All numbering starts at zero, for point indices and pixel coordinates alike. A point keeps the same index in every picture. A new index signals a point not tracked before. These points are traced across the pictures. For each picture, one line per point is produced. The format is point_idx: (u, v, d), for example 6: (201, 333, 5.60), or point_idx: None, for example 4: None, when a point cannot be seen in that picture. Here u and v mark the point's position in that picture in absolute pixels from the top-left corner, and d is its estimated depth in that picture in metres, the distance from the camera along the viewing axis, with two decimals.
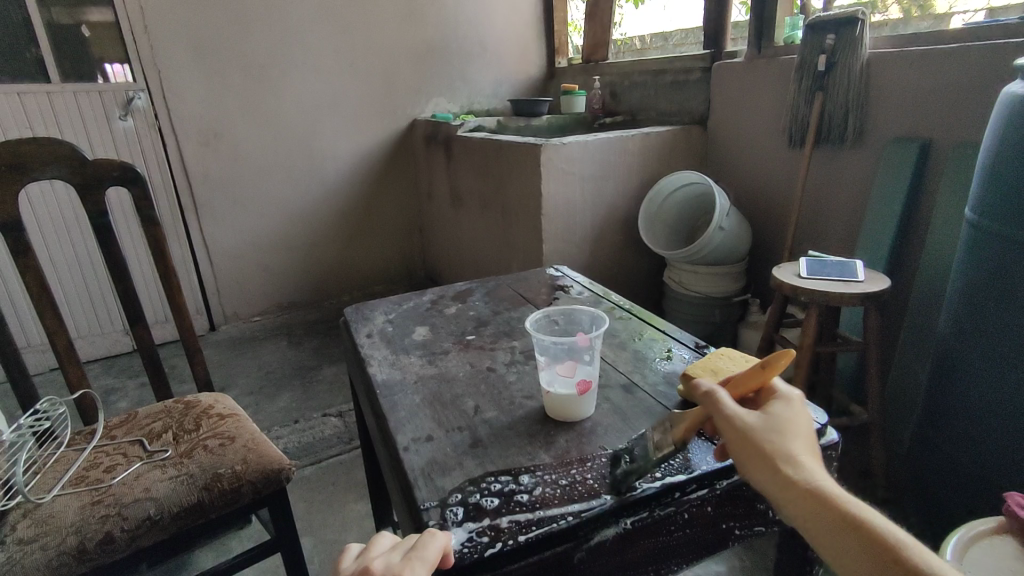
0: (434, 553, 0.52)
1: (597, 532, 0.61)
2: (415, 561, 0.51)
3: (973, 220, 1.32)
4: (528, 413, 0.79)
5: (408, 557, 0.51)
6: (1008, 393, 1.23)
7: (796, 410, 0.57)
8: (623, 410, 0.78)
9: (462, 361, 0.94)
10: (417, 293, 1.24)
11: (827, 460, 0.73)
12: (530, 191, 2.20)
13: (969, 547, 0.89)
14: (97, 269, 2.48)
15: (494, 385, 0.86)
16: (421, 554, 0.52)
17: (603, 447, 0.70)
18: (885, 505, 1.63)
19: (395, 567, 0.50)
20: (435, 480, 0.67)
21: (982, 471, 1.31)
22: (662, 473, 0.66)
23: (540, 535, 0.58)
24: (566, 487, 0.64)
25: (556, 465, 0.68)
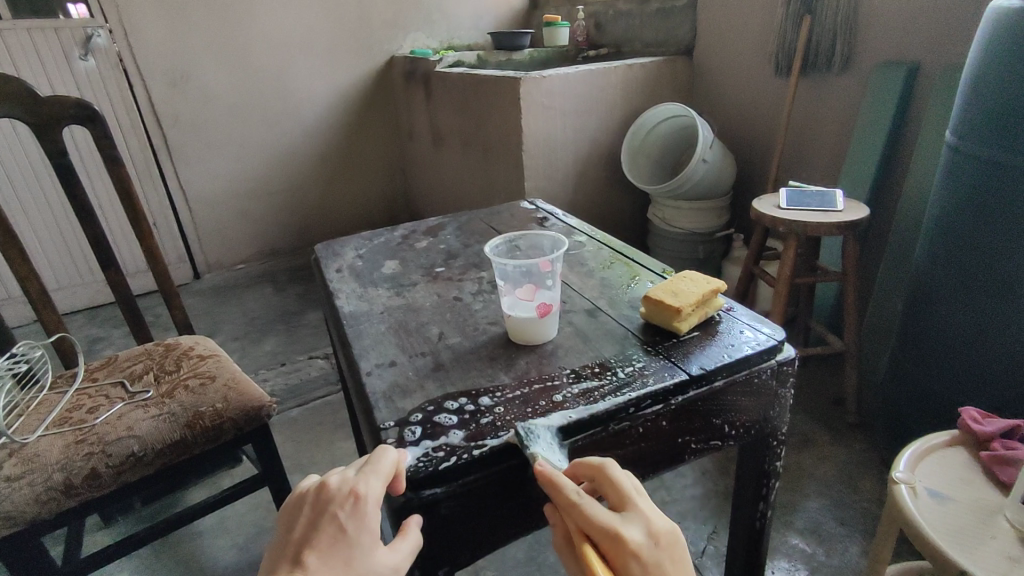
0: (388, 466, 0.54)
1: (552, 446, 0.62)
2: (369, 475, 0.53)
3: (952, 143, 1.30)
4: (491, 339, 0.79)
5: (362, 471, 0.53)
6: (980, 315, 1.25)
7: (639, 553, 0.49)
8: (585, 333, 0.79)
9: (429, 292, 0.94)
10: (388, 229, 1.23)
11: (783, 377, 0.74)
12: (510, 127, 2.15)
13: (924, 458, 0.93)
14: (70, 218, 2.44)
15: (460, 314, 0.87)
16: (375, 467, 0.54)
17: (562, 367, 0.72)
18: (856, 428, 1.69)
19: (350, 482, 0.53)
20: (395, 402, 0.68)
21: (952, 393, 1.35)
22: (618, 390, 0.67)
23: (495, 449, 0.59)
24: (523, 405, 0.66)
25: (515, 386, 0.69)
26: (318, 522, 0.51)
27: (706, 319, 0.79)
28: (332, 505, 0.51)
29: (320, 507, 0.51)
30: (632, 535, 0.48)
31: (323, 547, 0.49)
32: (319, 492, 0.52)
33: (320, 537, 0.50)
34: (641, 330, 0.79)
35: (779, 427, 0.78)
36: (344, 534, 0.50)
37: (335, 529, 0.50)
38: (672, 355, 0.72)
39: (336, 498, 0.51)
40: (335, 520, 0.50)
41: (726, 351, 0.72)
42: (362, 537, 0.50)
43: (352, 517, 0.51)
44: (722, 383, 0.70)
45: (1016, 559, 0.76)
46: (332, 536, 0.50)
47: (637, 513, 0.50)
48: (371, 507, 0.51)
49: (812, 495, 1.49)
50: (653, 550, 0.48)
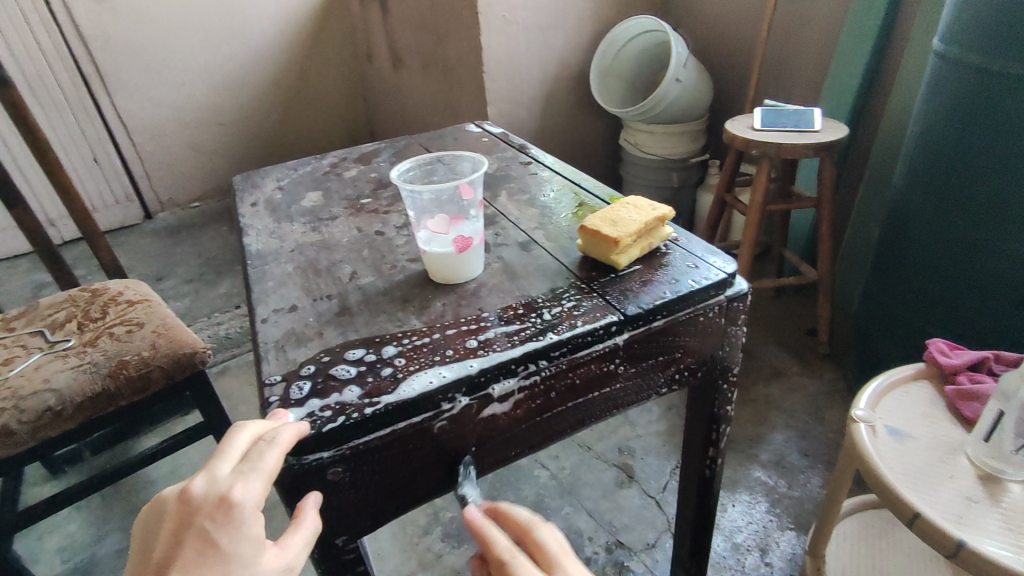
0: (273, 460, 0.44)
1: (460, 400, 0.54)
2: (248, 471, 0.43)
3: (939, 51, 1.18)
4: (408, 279, 0.70)
5: (238, 472, 0.43)
6: (955, 238, 1.18)
7: None
8: (514, 269, 0.70)
9: (348, 226, 0.84)
10: (316, 157, 1.11)
11: (732, 315, 0.66)
12: (469, 45, 1.97)
13: (886, 394, 0.87)
14: None
15: (378, 251, 0.77)
16: (255, 464, 0.44)
17: (481, 310, 0.63)
18: (826, 360, 1.65)
19: (222, 483, 0.42)
20: (287, 353, 0.59)
21: (922, 321, 1.29)
22: (541, 334, 0.58)
23: (390, 406, 0.51)
24: (432, 353, 0.57)
25: (425, 332, 0.60)
26: (181, 537, 0.40)
27: (651, 250, 0.70)
28: (200, 516, 0.40)
29: (182, 521, 0.40)
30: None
31: (187, 568, 0.38)
32: (179, 502, 0.41)
33: (181, 557, 0.38)
34: (577, 264, 0.70)
35: (729, 368, 0.70)
36: (215, 548, 0.39)
37: (203, 544, 0.39)
38: (609, 292, 0.63)
39: (203, 507, 0.40)
40: (202, 534, 0.39)
41: (669, 286, 0.63)
42: (242, 547, 0.40)
43: (224, 527, 0.40)
44: (662, 323, 0.62)
45: (973, 500, 0.72)
46: (197, 554, 0.39)
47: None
48: (249, 513, 0.41)
49: (778, 427, 1.46)
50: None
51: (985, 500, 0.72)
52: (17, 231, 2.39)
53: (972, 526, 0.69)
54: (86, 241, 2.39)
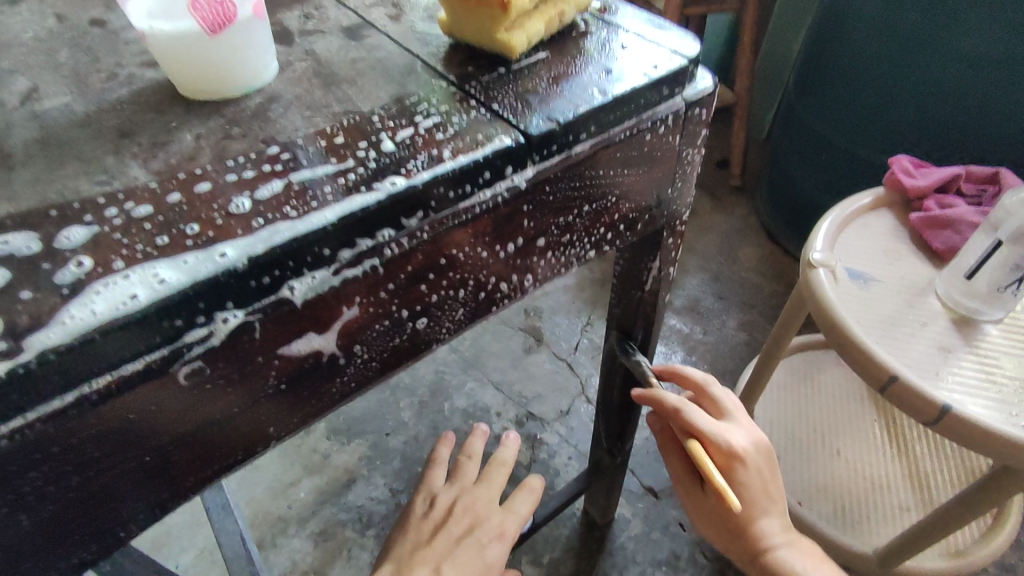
0: (465, 478, 0.53)
1: (218, 316, 0.28)
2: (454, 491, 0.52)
3: None
4: (137, 97, 0.38)
5: (465, 497, 0.51)
6: (909, 31, 0.90)
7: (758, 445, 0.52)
8: (331, 71, 0.40)
9: (40, 13, 0.47)
10: None
11: (691, 129, 0.42)
12: None
13: (843, 228, 0.71)
14: None
15: (87, 50, 0.43)
16: (459, 480, 0.53)
17: (267, 143, 0.34)
18: (738, 193, 1.51)
19: (433, 507, 0.51)
20: None
21: (857, 144, 1.04)
22: (371, 179, 0.31)
23: (48, 354, 0.24)
24: (158, 233, 0.29)
25: (152, 191, 0.31)
26: (433, 538, 0.48)
27: (562, 28, 0.42)
28: (451, 519, 0.49)
29: (426, 533, 0.49)
30: (738, 441, 0.50)
31: (445, 548, 0.47)
32: (419, 519, 0.50)
33: (438, 541, 0.48)
34: (441, 56, 0.41)
35: (677, 212, 0.48)
36: (453, 540, 0.48)
37: (450, 544, 0.47)
38: (493, 99, 0.36)
39: (436, 519, 0.50)
40: (451, 537, 0.48)
41: (594, 81, 0.37)
42: (492, 516, 0.50)
43: (458, 523, 0.49)
44: (587, 148, 0.37)
45: (949, 349, 0.59)
46: (448, 545, 0.47)
47: (721, 436, 0.49)
48: (484, 501, 0.51)
49: (693, 271, 1.33)
50: (745, 452, 0.50)
51: (960, 347, 0.60)
52: None
53: (951, 382, 0.56)
54: None
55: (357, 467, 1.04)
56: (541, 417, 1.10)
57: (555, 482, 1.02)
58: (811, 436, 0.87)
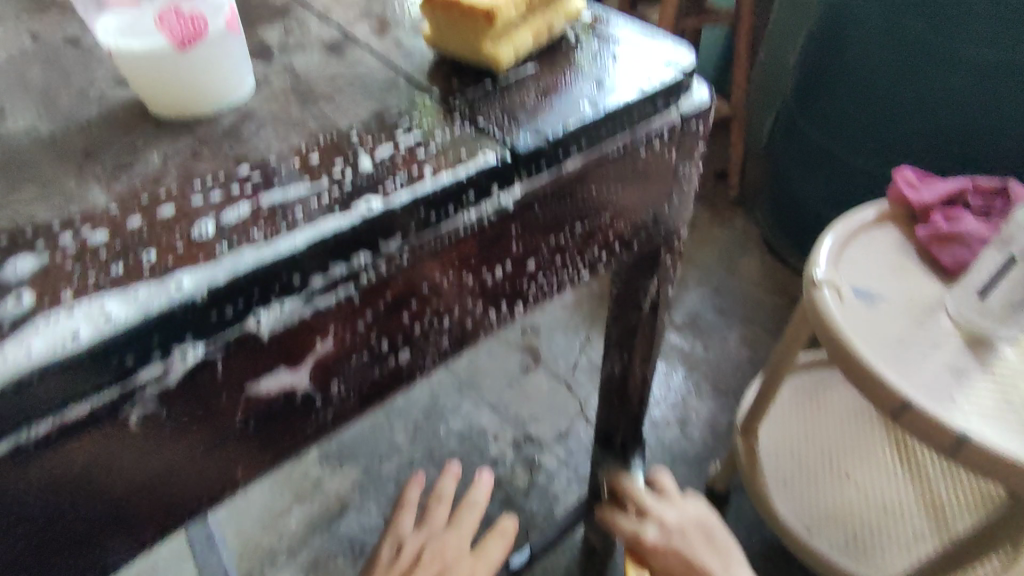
0: (435, 522, 0.53)
1: (175, 352, 0.26)
2: (423, 536, 0.51)
3: None
4: (104, 117, 0.37)
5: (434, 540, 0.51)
6: (907, 42, 0.89)
7: (680, 521, 0.55)
8: (309, 86, 0.38)
9: (10, 33, 0.46)
10: None
11: (689, 144, 0.40)
12: None
13: (847, 244, 0.68)
14: None
15: (57, 70, 0.41)
16: (429, 525, 0.52)
17: (237, 163, 0.32)
18: (738, 206, 1.49)
19: (400, 553, 0.50)
20: None
21: (859, 156, 1.03)
22: (345, 200, 0.29)
23: None
24: (112, 262, 0.27)
25: (113, 214, 0.29)
26: None
27: (552, 40, 0.40)
28: (420, 564, 0.48)
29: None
30: (647, 534, 0.54)
31: None
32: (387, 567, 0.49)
33: None
34: (424, 70, 0.39)
35: (675, 230, 0.46)
36: None
37: None
38: (479, 115, 0.34)
39: (403, 565, 0.49)
40: None
41: (585, 96, 0.35)
42: (460, 560, 0.49)
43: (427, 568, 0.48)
44: (578, 165, 0.35)
45: (963, 372, 0.57)
46: None
47: (651, 512, 0.56)
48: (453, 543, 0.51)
49: (693, 286, 1.31)
50: (660, 536, 0.54)
51: (975, 369, 0.57)
52: None
53: (967, 407, 0.54)
54: None
55: (350, 494, 1.01)
56: (539, 439, 1.07)
57: (555, 507, 0.99)
58: (818, 459, 0.84)
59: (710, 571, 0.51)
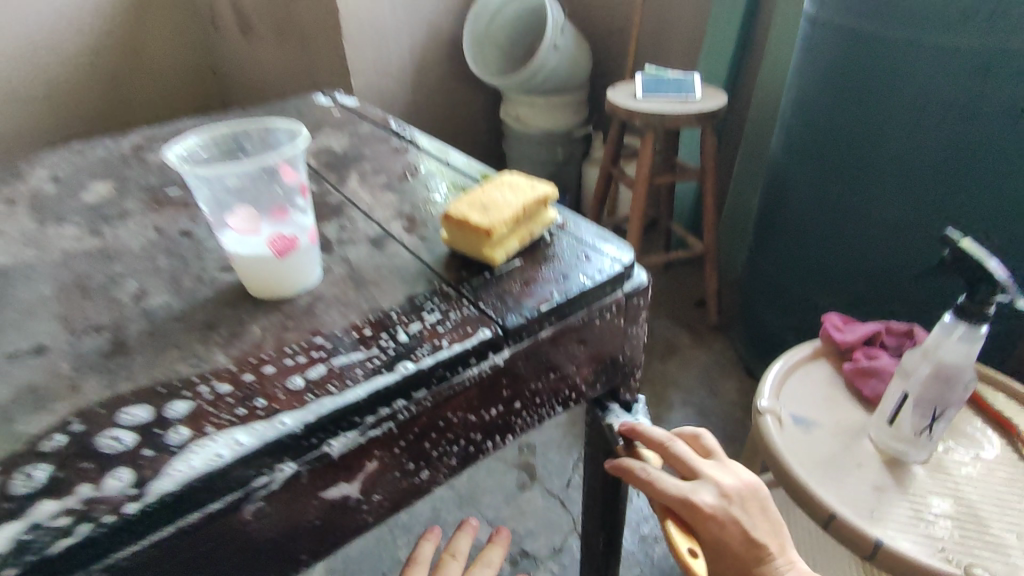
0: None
1: (278, 469, 0.38)
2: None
3: (812, 14, 1.06)
4: (216, 295, 0.52)
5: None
6: (841, 206, 1.08)
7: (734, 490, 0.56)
8: (361, 273, 0.54)
9: (142, 227, 0.63)
10: (113, 138, 0.86)
11: (633, 311, 0.55)
12: (320, 5, 1.69)
13: (787, 378, 0.82)
14: None
15: (179, 257, 0.58)
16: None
17: (314, 334, 0.47)
18: (716, 332, 1.64)
19: None
20: (15, 422, 0.40)
21: (812, 293, 1.20)
22: (390, 362, 0.43)
23: (165, 497, 0.35)
24: (237, 405, 0.41)
25: (231, 372, 0.43)
26: None
27: (533, 240, 0.57)
28: None
29: None
30: (705, 499, 0.53)
31: None
32: None
33: None
34: (443, 261, 0.55)
35: (631, 372, 0.60)
36: None
37: None
38: (482, 298, 0.50)
39: None
40: None
41: (555, 284, 0.51)
42: None
43: None
44: (551, 332, 0.49)
45: (883, 490, 0.68)
46: None
47: (703, 476, 0.55)
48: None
49: (677, 406, 1.43)
50: (723, 502, 0.53)
51: (893, 488, 0.68)
52: None
53: (885, 521, 0.64)
54: None
55: None
56: (534, 555, 1.14)
57: None
58: None
59: (766, 546, 0.55)
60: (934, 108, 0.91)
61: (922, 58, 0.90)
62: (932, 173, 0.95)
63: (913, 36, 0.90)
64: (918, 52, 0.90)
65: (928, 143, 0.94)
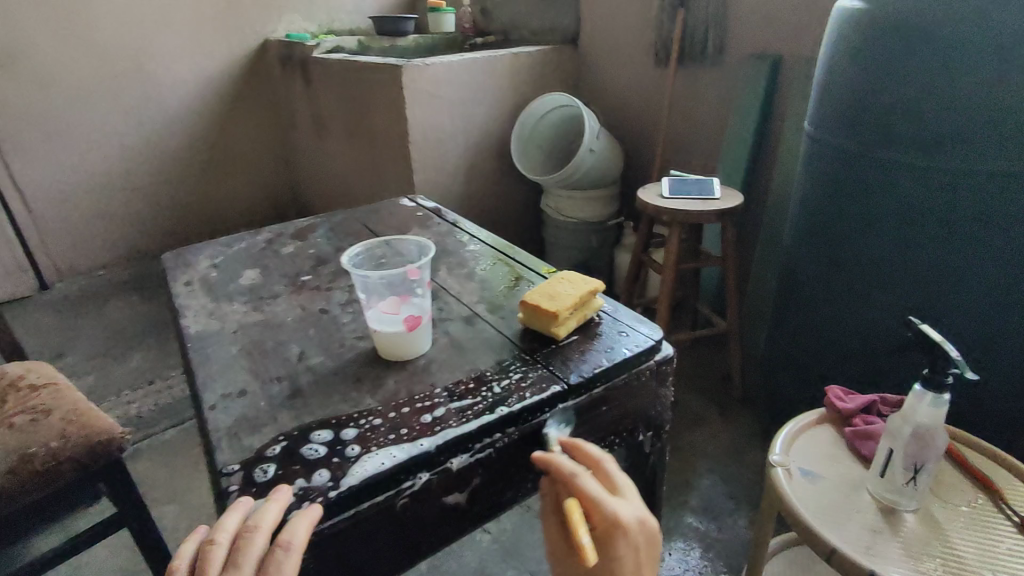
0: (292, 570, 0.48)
1: (419, 475, 0.57)
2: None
3: (811, 134, 1.27)
4: (357, 358, 0.72)
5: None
6: (845, 292, 1.24)
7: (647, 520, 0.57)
8: (460, 343, 0.74)
9: (292, 305, 0.85)
10: (252, 233, 1.11)
11: (663, 376, 0.73)
12: (392, 116, 2.01)
13: (796, 438, 0.97)
14: None
15: (324, 329, 0.78)
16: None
17: (434, 385, 0.66)
18: (742, 406, 1.77)
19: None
20: (241, 440, 0.60)
21: (825, 369, 1.34)
22: (490, 406, 0.62)
23: (353, 487, 0.54)
24: (389, 431, 0.60)
25: (381, 409, 0.63)
26: None
27: (586, 321, 0.76)
28: None
29: None
30: (622, 510, 0.56)
31: None
32: None
33: None
34: (519, 335, 0.75)
35: (662, 424, 0.77)
36: None
37: None
38: (551, 362, 0.69)
39: None
40: None
41: (604, 354, 0.70)
42: None
43: None
44: (601, 389, 0.67)
45: (878, 532, 0.81)
46: None
47: (626, 495, 0.58)
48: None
49: (705, 473, 1.55)
50: (640, 521, 0.57)
51: (886, 531, 0.81)
52: None
53: (879, 557, 0.77)
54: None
55: None
56: None
57: None
58: None
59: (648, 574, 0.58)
60: (918, 214, 1.09)
61: (909, 177, 1.08)
62: (922, 266, 1.12)
63: (900, 160, 1.09)
64: (905, 173, 1.09)
65: (922, 243, 1.11)
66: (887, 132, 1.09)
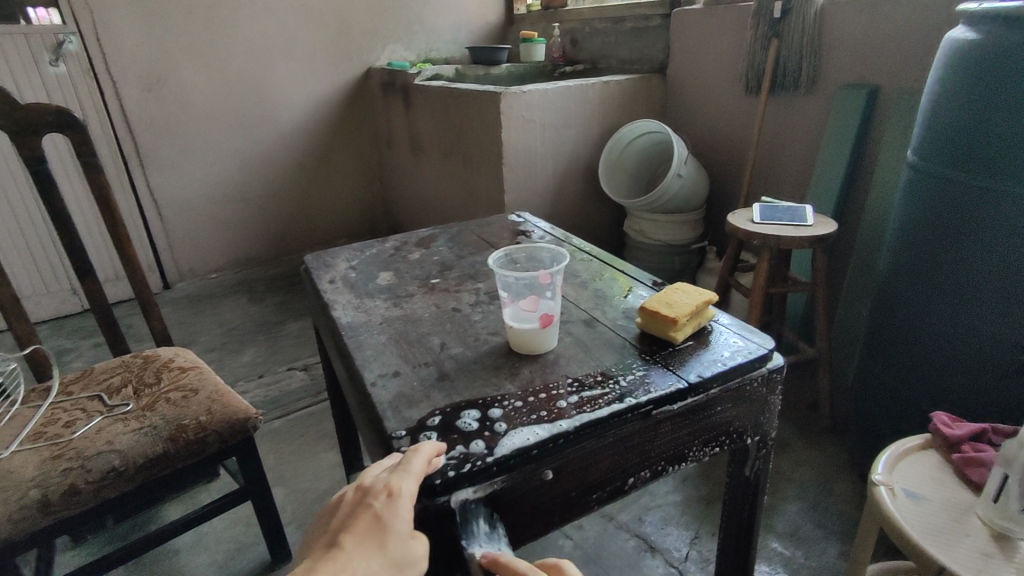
0: (419, 466, 0.56)
1: (558, 451, 0.64)
2: (403, 473, 0.55)
3: (914, 162, 1.28)
4: (492, 350, 0.81)
5: (396, 470, 0.55)
6: (944, 321, 1.23)
7: None
8: (584, 342, 0.81)
9: (427, 303, 0.95)
10: (380, 240, 1.24)
11: (774, 383, 0.78)
12: (489, 139, 2.13)
13: (899, 460, 0.98)
14: (45, 226, 2.39)
15: (459, 325, 0.88)
16: (407, 468, 0.56)
17: (566, 376, 0.74)
18: (829, 435, 1.74)
19: (384, 480, 0.55)
20: (403, 412, 0.69)
21: (920, 398, 1.32)
22: (619, 396, 0.69)
23: (507, 454, 0.62)
24: (530, 412, 0.68)
25: (521, 394, 0.71)
26: (356, 514, 0.52)
27: (700, 329, 0.82)
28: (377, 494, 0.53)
29: (358, 501, 0.53)
30: None
31: (359, 531, 0.50)
32: (356, 491, 0.54)
33: (356, 524, 0.50)
34: (637, 338, 0.82)
35: (768, 430, 0.81)
36: (376, 521, 0.51)
37: (371, 524, 0.50)
38: (671, 362, 0.75)
39: (373, 490, 0.53)
40: (372, 515, 0.51)
41: (720, 359, 0.75)
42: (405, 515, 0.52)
43: (388, 508, 0.52)
44: (718, 389, 0.73)
45: (990, 555, 0.81)
46: (368, 527, 0.50)
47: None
48: (406, 500, 0.52)
49: (792, 498, 1.54)
50: None
51: (999, 555, 0.81)
52: (72, 293, 2.53)
53: None
54: (126, 305, 2.51)
55: None
56: None
57: None
58: None
59: None
60: None
61: (1015, 209, 1.08)
62: None
63: (1005, 192, 1.09)
64: (1012, 203, 1.09)
65: None
66: (995, 163, 1.10)
